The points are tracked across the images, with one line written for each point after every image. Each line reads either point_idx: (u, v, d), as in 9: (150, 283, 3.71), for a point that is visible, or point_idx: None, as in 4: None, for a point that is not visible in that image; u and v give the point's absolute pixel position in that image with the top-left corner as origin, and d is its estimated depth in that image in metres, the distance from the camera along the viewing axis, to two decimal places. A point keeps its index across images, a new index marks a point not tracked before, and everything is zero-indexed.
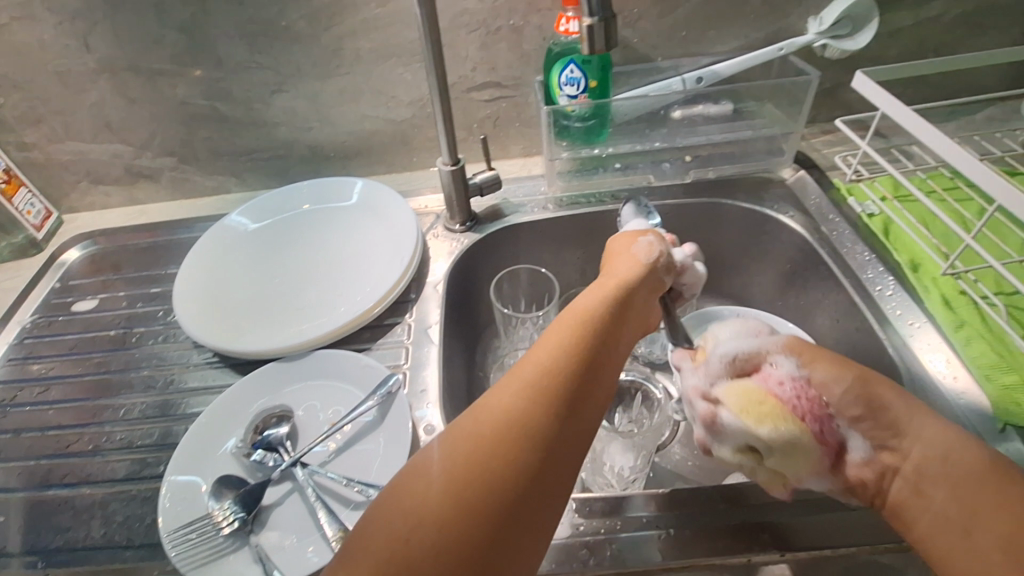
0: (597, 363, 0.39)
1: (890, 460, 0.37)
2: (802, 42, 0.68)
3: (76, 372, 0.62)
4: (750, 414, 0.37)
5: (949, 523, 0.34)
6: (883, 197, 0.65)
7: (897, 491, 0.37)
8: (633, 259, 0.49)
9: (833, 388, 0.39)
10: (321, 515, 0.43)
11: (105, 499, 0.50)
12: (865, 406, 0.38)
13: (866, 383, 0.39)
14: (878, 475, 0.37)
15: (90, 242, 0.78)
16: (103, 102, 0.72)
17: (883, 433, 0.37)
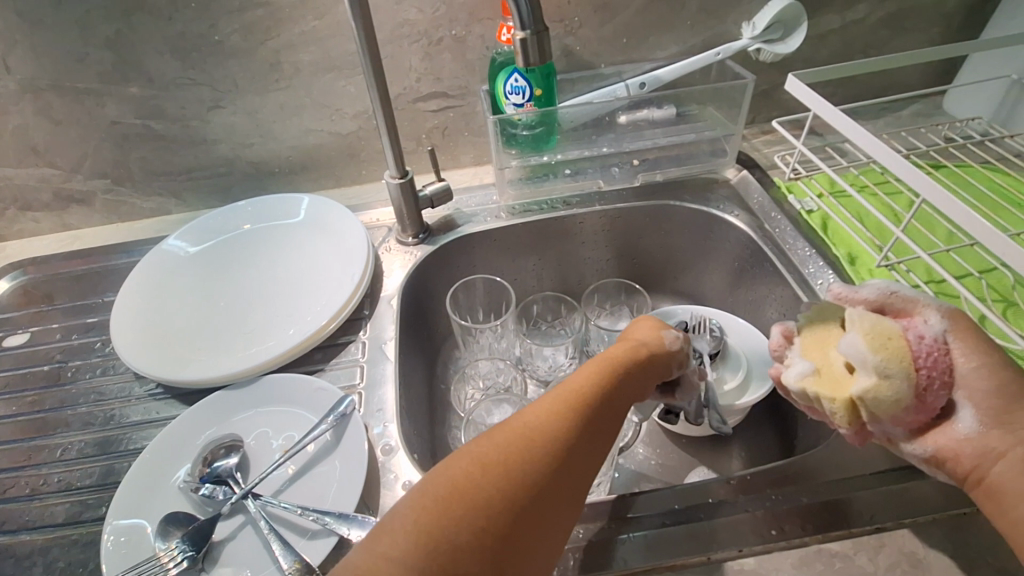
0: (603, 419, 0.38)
1: (999, 440, 0.35)
2: (738, 47, 0.70)
3: (6, 413, 0.58)
4: (872, 341, 0.37)
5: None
6: (821, 193, 0.68)
7: (1001, 471, 0.34)
8: (653, 328, 0.46)
9: (961, 359, 0.38)
10: (276, 548, 0.42)
11: (42, 547, 0.47)
12: (990, 384, 0.36)
13: (995, 365, 0.37)
14: (981, 452, 0.35)
15: (18, 271, 0.74)
16: (25, 124, 0.68)
17: (999, 411, 0.35)
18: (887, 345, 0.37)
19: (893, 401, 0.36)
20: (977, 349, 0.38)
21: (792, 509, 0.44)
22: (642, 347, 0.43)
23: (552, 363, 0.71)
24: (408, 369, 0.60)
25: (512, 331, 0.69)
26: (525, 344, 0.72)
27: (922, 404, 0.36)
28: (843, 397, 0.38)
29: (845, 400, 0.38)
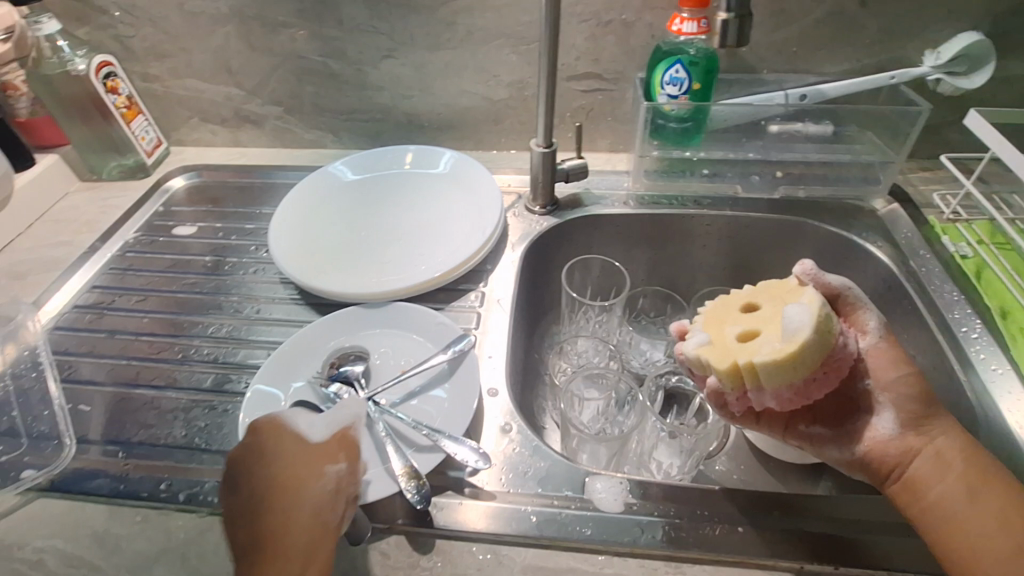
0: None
1: (914, 440, 0.41)
2: (915, 74, 0.66)
3: (170, 288, 0.67)
4: (801, 325, 0.39)
5: (955, 497, 0.39)
6: (979, 240, 0.64)
7: (918, 467, 0.40)
8: (308, 454, 0.40)
9: (886, 366, 0.44)
10: (390, 450, 0.45)
11: (188, 404, 0.53)
12: (910, 391, 0.43)
13: (916, 376, 0.44)
14: (903, 452, 0.41)
15: (194, 173, 0.84)
16: (227, 46, 0.77)
17: (913, 417, 0.42)
18: (820, 326, 0.38)
19: (789, 374, 0.39)
20: (900, 359, 0.44)
21: (897, 540, 0.41)
22: (312, 516, 0.37)
23: (647, 357, 0.70)
24: (518, 327, 0.62)
25: (618, 319, 0.68)
26: (624, 334, 0.71)
27: (812, 383, 0.40)
28: (728, 363, 0.41)
29: (736, 366, 0.41)
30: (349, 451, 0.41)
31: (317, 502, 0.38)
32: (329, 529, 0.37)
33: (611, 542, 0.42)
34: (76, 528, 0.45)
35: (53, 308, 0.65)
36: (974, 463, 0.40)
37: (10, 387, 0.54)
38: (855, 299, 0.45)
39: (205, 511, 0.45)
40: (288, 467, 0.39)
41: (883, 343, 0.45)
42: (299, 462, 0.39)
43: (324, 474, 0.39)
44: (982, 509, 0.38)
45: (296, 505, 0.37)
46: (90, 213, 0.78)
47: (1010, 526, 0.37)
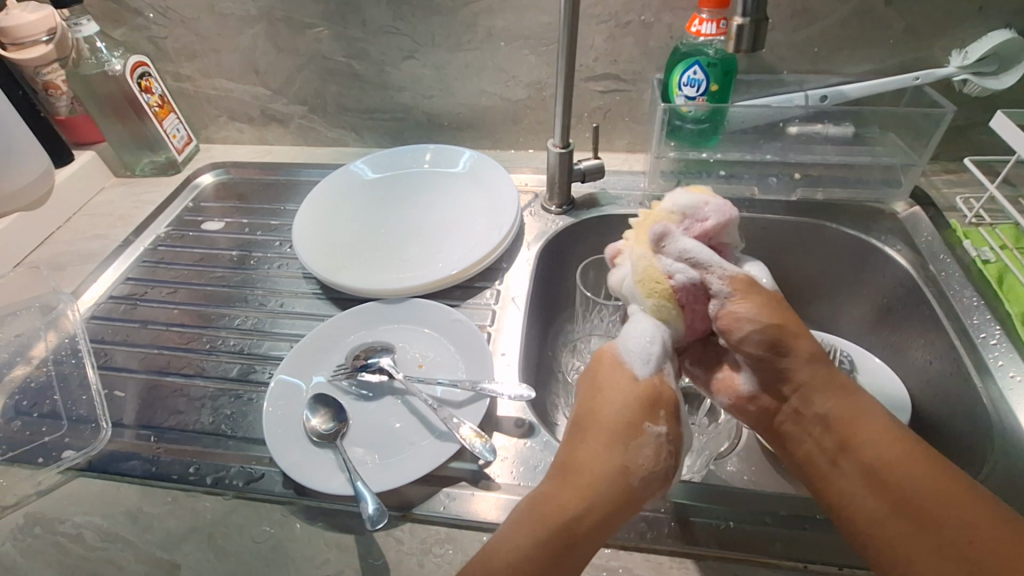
0: (580, 547, 0.36)
1: (773, 400, 0.41)
2: (941, 74, 0.65)
3: (199, 281, 0.70)
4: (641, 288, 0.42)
5: (822, 459, 0.40)
6: (1003, 244, 0.62)
7: (784, 427, 0.41)
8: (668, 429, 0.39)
9: (732, 327, 0.39)
10: (477, 444, 0.46)
11: (215, 392, 0.56)
12: (759, 349, 0.39)
13: (773, 331, 0.38)
14: (763, 410, 0.42)
15: (222, 170, 0.88)
16: (255, 46, 0.80)
17: (773, 373, 0.40)
18: (656, 287, 0.41)
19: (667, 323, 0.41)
20: (750, 314, 0.39)
21: None
22: (612, 469, 0.37)
23: None
24: (533, 325, 0.63)
25: None
26: None
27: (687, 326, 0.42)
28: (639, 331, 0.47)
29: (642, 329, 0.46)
30: (671, 411, 0.39)
31: (630, 459, 0.37)
32: (625, 491, 0.37)
33: (617, 535, 0.43)
34: (112, 505, 0.47)
35: (90, 298, 0.68)
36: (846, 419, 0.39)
37: (52, 372, 0.58)
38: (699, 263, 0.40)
39: (231, 494, 0.47)
40: (612, 401, 0.39)
41: (737, 274, 0.40)
42: (624, 402, 0.39)
43: (646, 432, 0.38)
44: (852, 465, 0.38)
45: (603, 454, 0.38)
46: (124, 207, 0.82)
47: (881, 484, 0.37)
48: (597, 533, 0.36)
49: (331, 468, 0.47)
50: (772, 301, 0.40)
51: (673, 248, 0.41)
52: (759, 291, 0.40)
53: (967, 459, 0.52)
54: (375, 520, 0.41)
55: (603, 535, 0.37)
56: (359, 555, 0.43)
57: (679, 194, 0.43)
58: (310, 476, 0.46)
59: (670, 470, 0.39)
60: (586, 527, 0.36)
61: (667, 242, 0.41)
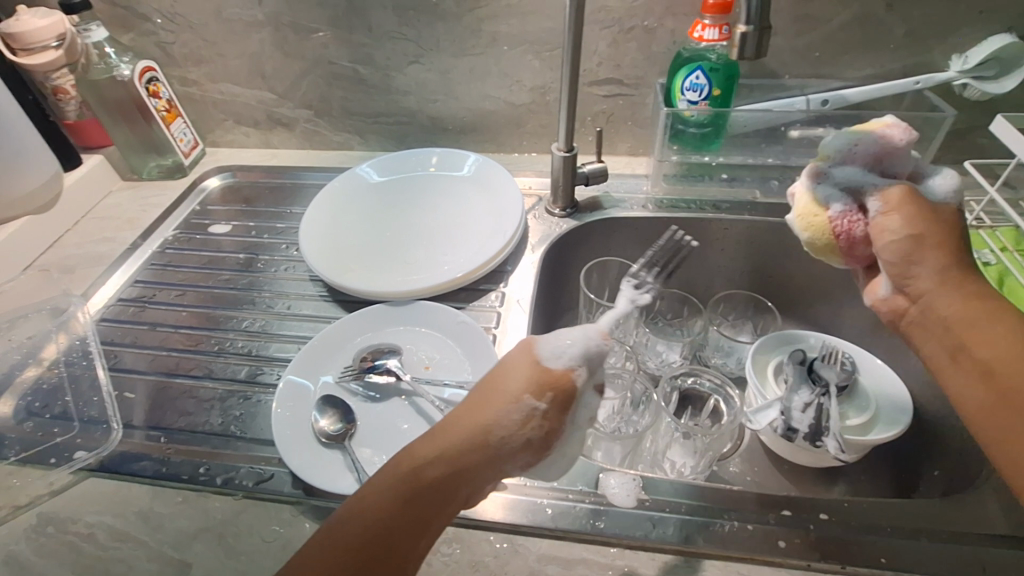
0: (423, 496, 0.35)
1: (904, 303, 0.42)
2: (940, 79, 0.66)
3: (206, 284, 0.70)
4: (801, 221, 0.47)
5: (943, 356, 0.40)
6: (1003, 247, 0.63)
7: (909, 326, 0.42)
8: (551, 404, 0.37)
9: (877, 237, 0.42)
10: None
11: (223, 394, 0.56)
12: (898, 257, 0.41)
13: (907, 239, 0.40)
14: (893, 312, 0.43)
15: (228, 173, 0.88)
16: (261, 52, 0.80)
17: (897, 276, 0.41)
18: (812, 220, 0.46)
19: (828, 255, 0.47)
20: (902, 230, 0.41)
21: (899, 542, 0.42)
22: (475, 428, 0.36)
23: (663, 359, 0.68)
24: (538, 327, 0.64)
25: (635, 320, 0.66)
26: (640, 334, 0.68)
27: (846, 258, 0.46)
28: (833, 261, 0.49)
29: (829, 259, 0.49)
30: (561, 396, 0.37)
31: (500, 421, 0.36)
32: (486, 449, 0.36)
33: (622, 534, 0.43)
34: (124, 505, 0.48)
35: (100, 300, 0.69)
36: (964, 317, 0.39)
37: (64, 374, 0.58)
38: (855, 187, 0.45)
39: (241, 494, 0.48)
40: (505, 372, 0.38)
41: (891, 190, 0.43)
42: (515, 373, 0.38)
43: (522, 402, 0.36)
44: (967, 359, 0.38)
45: (475, 415, 0.37)
46: (132, 210, 0.83)
47: (992, 376, 0.37)
48: (449, 488, 0.35)
49: (339, 468, 0.47)
50: (927, 216, 0.41)
51: (830, 179, 0.46)
52: (917, 204, 0.41)
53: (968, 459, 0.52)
54: None
55: (453, 492, 0.35)
56: None
57: (834, 138, 0.47)
58: (319, 476, 0.47)
59: (540, 443, 0.37)
60: (431, 476, 0.35)
61: (822, 177, 0.47)
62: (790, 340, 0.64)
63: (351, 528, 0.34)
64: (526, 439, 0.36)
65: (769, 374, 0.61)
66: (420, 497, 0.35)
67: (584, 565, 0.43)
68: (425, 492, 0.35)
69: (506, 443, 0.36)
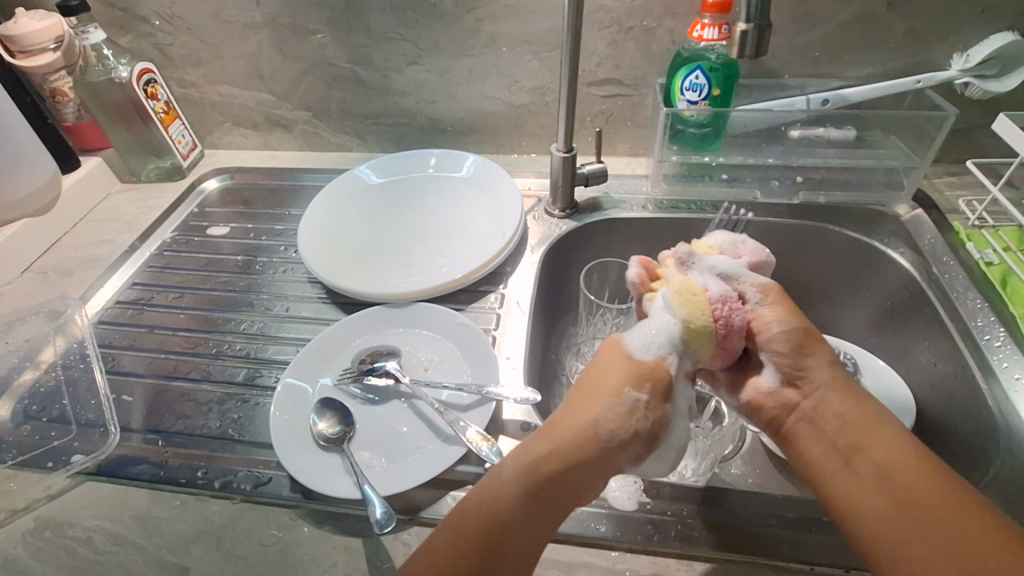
0: (549, 487, 0.39)
1: (792, 395, 0.43)
2: (941, 78, 0.66)
3: (204, 286, 0.70)
4: (680, 298, 0.43)
5: (830, 459, 0.41)
6: (1006, 247, 0.62)
7: (796, 423, 0.43)
8: (651, 397, 0.41)
9: (760, 329, 0.43)
10: (483, 446, 0.47)
11: (221, 397, 0.56)
12: (789, 348, 0.43)
13: (793, 331, 0.43)
14: (781, 406, 0.43)
15: (227, 175, 0.88)
16: (260, 53, 0.80)
17: (791, 368, 0.43)
18: (691, 297, 0.43)
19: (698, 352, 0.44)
20: (782, 319, 0.43)
21: None
22: (584, 423, 0.41)
23: None
24: (537, 328, 0.63)
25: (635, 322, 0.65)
26: None
27: (719, 349, 0.43)
28: None
29: None
30: (659, 387, 0.42)
31: (603, 412, 0.41)
32: (599, 440, 0.40)
33: (624, 538, 0.43)
34: (121, 509, 0.48)
35: (98, 303, 0.68)
36: (851, 423, 0.41)
37: (61, 377, 0.58)
38: (729, 276, 0.45)
39: (239, 498, 0.47)
40: (599, 372, 0.43)
41: (765, 284, 0.45)
42: (615, 372, 0.42)
43: (624, 394, 0.41)
44: (862, 464, 0.39)
45: (582, 411, 0.41)
46: (130, 213, 0.82)
47: (889, 481, 0.38)
48: (567, 476, 0.39)
49: (338, 472, 0.47)
50: (798, 311, 0.44)
51: (700, 264, 0.45)
52: (787, 300, 0.45)
53: (972, 460, 0.52)
54: (383, 524, 0.42)
55: (569, 481, 0.39)
56: (367, 558, 0.43)
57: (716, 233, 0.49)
58: (318, 480, 0.46)
59: (645, 432, 0.41)
60: (551, 466, 0.39)
61: (694, 261, 0.46)
62: None
63: (483, 515, 0.38)
64: (634, 428, 0.40)
65: None
66: (550, 486, 0.39)
67: (585, 569, 0.42)
68: (551, 482, 0.39)
69: (618, 433, 0.40)
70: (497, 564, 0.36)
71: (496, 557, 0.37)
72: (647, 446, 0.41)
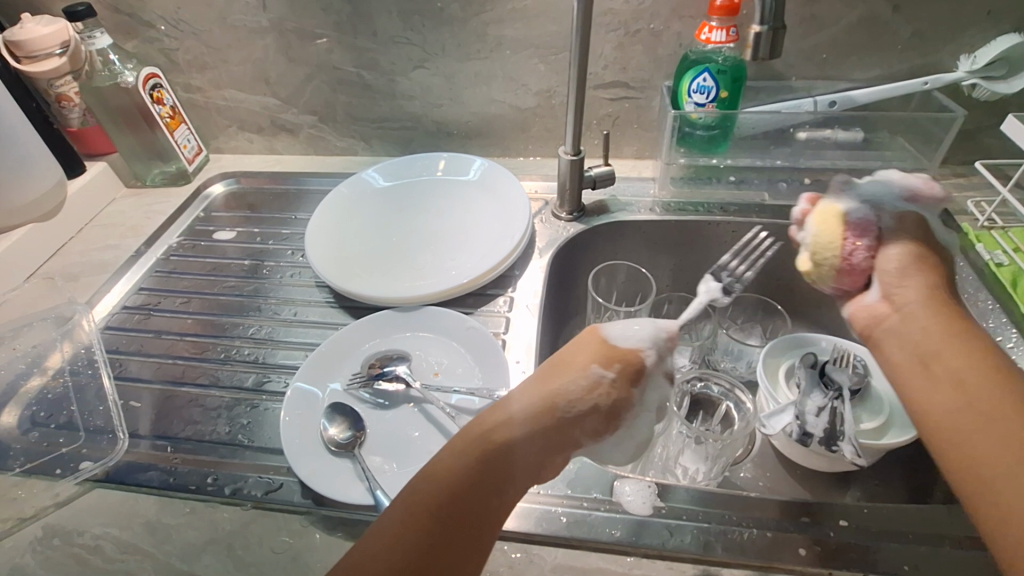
0: (503, 463, 0.38)
1: (886, 310, 0.46)
2: (948, 80, 0.66)
3: (211, 291, 0.70)
4: (822, 224, 0.50)
5: (910, 364, 0.43)
6: (1016, 248, 0.62)
7: (882, 334, 0.46)
8: (614, 375, 0.41)
9: (878, 253, 0.48)
10: None
11: (230, 402, 0.56)
12: (893, 271, 0.46)
13: (914, 258, 0.46)
14: (872, 319, 0.47)
15: (232, 179, 0.88)
16: (266, 57, 0.80)
17: (888, 286, 0.46)
18: (829, 224, 0.49)
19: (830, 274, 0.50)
20: (902, 249, 0.47)
21: (921, 550, 0.42)
22: (548, 395, 0.41)
23: None
24: (546, 331, 0.63)
25: None
26: None
27: (841, 271, 0.49)
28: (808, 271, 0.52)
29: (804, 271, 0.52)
30: (625, 367, 0.42)
31: (569, 387, 0.41)
32: (560, 414, 0.40)
33: (638, 543, 0.43)
34: (131, 516, 0.47)
35: (104, 308, 0.68)
36: (936, 337, 0.42)
37: (69, 384, 0.58)
38: (874, 206, 0.49)
39: (249, 505, 0.47)
40: (570, 352, 0.43)
41: (907, 216, 0.48)
42: (583, 352, 0.43)
43: (589, 372, 0.41)
44: (935, 369, 0.41)
45: (547, 384, 0.41)
46: (136, 217, 0.82)
47: (958, 385, 0.40)
48: (527, 450, 0.39)
49: (349, 478, 0.46)
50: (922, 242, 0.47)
51: (851, 193, 0.51)
52: (923, 234, 0.47)
53: None
54: None
55: (523, 450, 0.39)
56: None
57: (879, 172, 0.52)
58: (329, 485, 0.46)
59: (607, 411, 0.41)
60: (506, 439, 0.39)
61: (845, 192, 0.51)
62: (801, 343, 0.63)
63: (434, 491, 0.37)
64: (596, 406, 0.41)
65: (780, 378, 0.60)
66: (505, 463, 0.38)
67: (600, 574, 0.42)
68: (504, 458, 0.38)
69: (581, 410, 0.40)
70: (444, 542, 0.35)
71: (448, 536, 0.35)
72: (608, 424, 0.41)
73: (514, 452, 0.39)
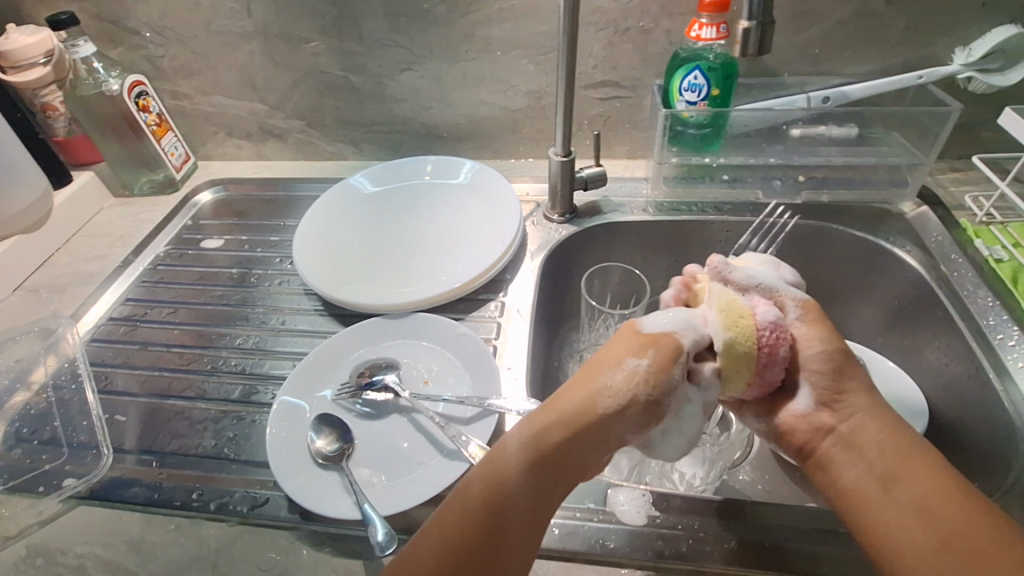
0: (527, 481, 0.36)
1: (830, 419, 0.40)
2: (945, 72, 0.65)
3: (198, 300, 0.69)
4: (724, 316, 0.38)
5: (867, 484, 0.37)
6: (1016, 243, 0.61)
7: (828, 448, 0.39)
8: (650, 365, 0.36)
9: (805, 347, 0.40)
10: None
11: (217, 414, 0.55)
12: (827, 370, 0.40)
13: (835, 355, 0.40)
14: (814, 429, 0.40)
15: (220, 186, 0.87)
16: (252, 62, 0.79)
17: (830, 395, 0.40)
18: (737, 321, 0.38)
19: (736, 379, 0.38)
20: (818, 337, 0.41)
21: None
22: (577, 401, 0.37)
23: None
24: (539, 336, 0.62)
25: None
26: None
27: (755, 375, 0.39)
28: None
29: None
30: (664, 354, 0.36)
31: (604, 386, 0.36)
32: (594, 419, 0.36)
33: (633, 554, 0.42)
34: (114, 534, 0.46)
35: (90, 320, 0.67)
36: (892, 449, 0.37)
37: (53, 399, 0.57)
38: (769, 291, 0.42)
39: (235, 521, 0.46)
40: (606, 349, 0.39)
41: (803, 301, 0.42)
42: (616, 346, 0.38)
43: (623, 365, 0.36)
44: (896, 491, 0.36)
45: (579, 388, 0.37)
46: (123, 227, 0.81)
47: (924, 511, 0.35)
48: (556, 465, 0.36)
49: (337, 491, 0.45)
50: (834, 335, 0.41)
51: (737, 274, 0.41)
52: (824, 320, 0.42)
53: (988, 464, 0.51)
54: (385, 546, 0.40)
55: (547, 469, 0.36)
56: None
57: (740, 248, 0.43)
58: (315, 499, 0.45)
59: (649, 406, 0.36)
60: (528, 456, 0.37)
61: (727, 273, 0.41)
62: None
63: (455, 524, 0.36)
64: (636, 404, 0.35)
65: None
66: (530, 483, 0.36)
67: None
68: (526, 478, 0.36)
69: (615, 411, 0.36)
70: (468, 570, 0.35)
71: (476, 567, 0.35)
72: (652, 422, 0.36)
73: (539, 469, 0.36)
